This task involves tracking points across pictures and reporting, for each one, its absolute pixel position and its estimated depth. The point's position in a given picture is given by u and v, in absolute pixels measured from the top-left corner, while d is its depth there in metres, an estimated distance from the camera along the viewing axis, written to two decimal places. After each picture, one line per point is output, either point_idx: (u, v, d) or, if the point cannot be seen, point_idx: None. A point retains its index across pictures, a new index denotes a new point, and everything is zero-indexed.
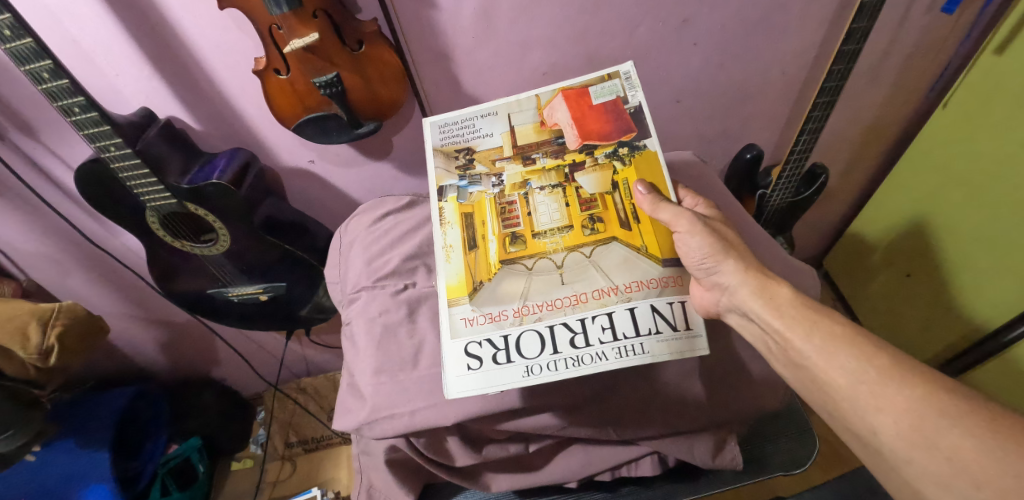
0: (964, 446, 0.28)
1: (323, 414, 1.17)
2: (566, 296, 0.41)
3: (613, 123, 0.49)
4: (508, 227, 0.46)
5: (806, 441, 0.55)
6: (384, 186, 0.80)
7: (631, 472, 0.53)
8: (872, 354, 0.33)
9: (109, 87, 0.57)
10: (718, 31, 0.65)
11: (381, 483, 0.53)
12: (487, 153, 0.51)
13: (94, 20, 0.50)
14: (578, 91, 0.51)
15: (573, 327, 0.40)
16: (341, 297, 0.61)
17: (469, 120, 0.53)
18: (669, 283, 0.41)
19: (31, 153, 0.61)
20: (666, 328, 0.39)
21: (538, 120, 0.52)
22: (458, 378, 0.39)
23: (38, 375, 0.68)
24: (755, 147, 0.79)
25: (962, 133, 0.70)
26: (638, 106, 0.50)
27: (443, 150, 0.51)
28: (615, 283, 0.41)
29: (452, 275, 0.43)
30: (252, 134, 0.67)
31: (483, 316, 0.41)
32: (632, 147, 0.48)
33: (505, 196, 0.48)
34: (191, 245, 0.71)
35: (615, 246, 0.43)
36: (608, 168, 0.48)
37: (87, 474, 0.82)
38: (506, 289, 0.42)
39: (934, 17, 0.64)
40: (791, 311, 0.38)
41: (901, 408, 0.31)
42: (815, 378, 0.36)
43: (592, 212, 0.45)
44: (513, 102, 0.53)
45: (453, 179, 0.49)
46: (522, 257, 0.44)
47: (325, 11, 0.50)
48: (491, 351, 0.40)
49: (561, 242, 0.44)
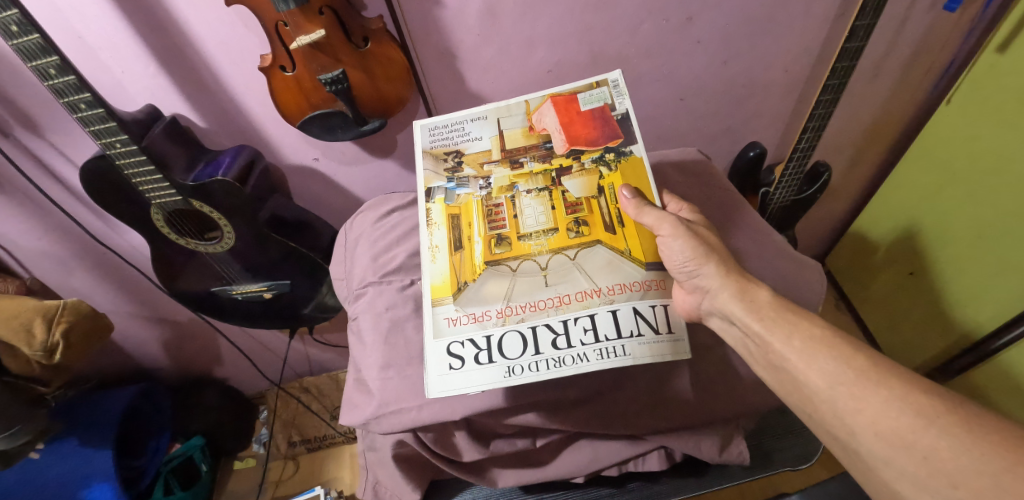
0: (940, 446, 0.28)
1: (325, 413, 1.16)
2: (548, 297, 0.41)
3: (600, 129, 0.49)
4: (494, 229, 0.46)
5: (810, 440, 0.55)
6: (388, 184, 0.80)
7: (637, 468, 0.53)
8: (850, 355, 0.33)
9: (115, 83, 0.57)
10: (721, 28, 0.66)
11: (388, 480, 0.53)
12: (476, 156, 0.51)
13: (101, 17, 0.50)
14: (566, 97, 0.51)
15: (555, 328, 0.40)
16: (347, 293, 0.61)
17: (458, 123, 0.52)
18: (651, 287, 0.42)
19: (36, 150, 0.61)
20: (649, 331, 0.40)
21: (526, 124, 0.51)
22: (439, 378, 0.39)
23: (43, 372, 0.69)
24: (758, 145, 0.80)
25: (964, 131, 0.71)
26: (625, 113, 0.49)
27: (433, 153, 0.51)
28: (598, 286, 0.42)
29: (437, 275, 0.43)
30: (257, 132, 0.67)
31: (466, 316, 0.41)
32: (619, 153, 0.48)
33: (492, 198, 0.48)
34: (196, 243, 0.71)
35: (598, 249, 0.43)
36: (595, 173, 0.48)
37: (88, 473, 0.82)
38: (490, 290, 0.42)
39: (937, 15, 0.64)
40: (770, 314, 0.38)
41: (877, 409, 0.31)
42: (795, 380, 0.35)
43: (578, 215, 0.45)
44: (502, 107, 0.53)
45: (441, 181, 0.49)
46: (506, 258, 0.44)
47: (331, 7, 0.50)
48: (473, 351, 0.40)
49: (546, 244, 0.44)
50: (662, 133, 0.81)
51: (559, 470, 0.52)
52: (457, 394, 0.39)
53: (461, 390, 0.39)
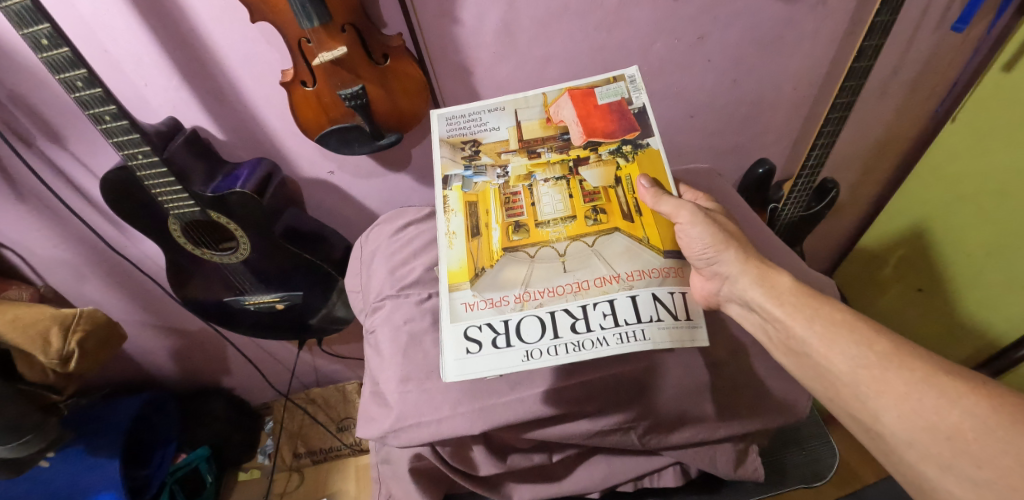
0: (963, 426, 0.28)
1: (332, 425, 1.14)
2: (567, 283, 0.42)
3: (617, 122, 0.50)
4: (512, 216, 0.46)
5: (824, 457, 0.55)
6: (402, 197, 0.81)
7: (653, 483, 0.53)
8: (873, 339, 0.34)
9: (138, 95, 0.59)
10: (731, 47, 0.67)
11: (401, 494, 0.53)
12: (493, 146, 0.51)
13: (128, 32, 0.52)
14: (584, 91, 0.52)
15: (573, 312, 0.40)
16: (363, 305, 0.62)
17: (475, 114, 0.53)
18: (670, 274, 0.42)
19: (58, 160, 0.62)
20: (668, 316, 0.40)
21: (544, 116, 0.52)
22: (457, 362, 0.38)
23: (56, 379, 0.69)
24: (768, 161, 0.80)
25: (973, 145, 0.71)
26: (641, 107, 0.50)
27: (450, 142, 0.51)
28: (616, 272, 0.42)
29: (454, 261, 0.44)
30: (275, 144, 0.68)
31: (483, 301, 0.42)
32: (635, 145, 0.49)
33: (510, 187, 0.48)
34: (211, 253, 0.72)
35: (617, 237, 0.44)
36: (611, 164, 0.48)
37: (97, 482, 0.81)
38: (507, 276, 0.43)
39: (943, 34, 0.66)
40: (791, 299, 0.39)
41: (900, 392, 0.31)
42: (817, 366, 0.36)
43: (595, 204, 0.46)
44: (520, 99, 0.54)
45: (458, 170, 0.49)
46: (524, 245, 0.44)
47: (353, 25, 0.51)
48: (490, 335, 0.40)
49: (564, 231, 0.45)
50: (674, 150, 0.81)
51: (575, 486, 0.51)
52: (475, 379, 0.38)
53: (479, 375, 0.38)
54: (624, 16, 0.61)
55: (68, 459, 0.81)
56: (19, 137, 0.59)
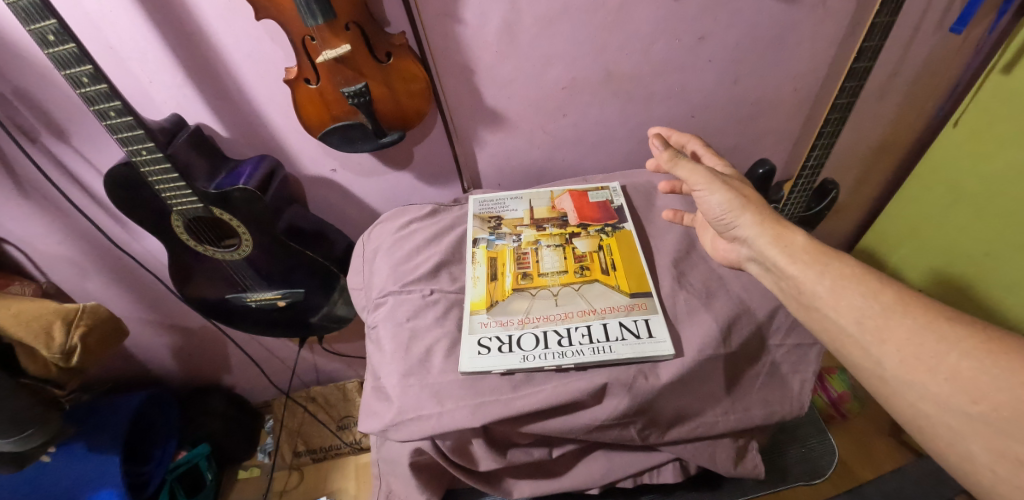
0: (961, 366, 0.30)
1: (332, 423, 1.14)
2: (557, 312, 0.52)
3: (601, 212, 0.63)
4: (521, 268, 0.57)
5: (824, 455, 0.55)
6: (404, 195, 0.81)
7: (652, 480, 0.52)
8: (878, 291, 0.35)
9: (142, 92, 0.59)
10: (732, 48, 0.68)
11: (401, 488, 0.53)
12: (512, 221, 0.64)
13: (133, 28, 0.53)
14: (580, 193, 0.67)
15: (561, 332, 0.50)
16: (366, 302, 0.62)
17: (501, 199, 0.67)
18: (635, 308, 0.51)
19: (62, 156, 0.63)
20: (632, 337, 0.48)
21: (550, 205, 0.65)
22: (470, 358, 0.48)
23: (58, 373, 0.69)
24: (767, 162, 0.77)
25: (973, 147, 0.72)
26: (620, 206, 0.64)
27: (480, 216, 0.64)
28: (593, 307, 0.52)
29: (476, 295, 0.54)
30: (277, 142, 0.68)
31: (495, 321, 0.52)
32: (615, 227, 0.61)
33: (522, 248, 0.59)
34: (213, 250, 0.72)
35: (596, 285, 0.54)
36: (597, 237, 0.60)
37: (97, 478, 0.81)
38: (515, 305, 0.53)
39: (943, 35, 0.67)
40: (803, 255, 0.39)
41: (903, 338, 0.32)
42: (824, 318, 0.37)
43: (582, 263, 0.57)
44: (536, 193, 0.68)
45: (485, 234, 0.61)
46: (530, 287, 0.55)
47: (357, 23, 0.52)
48: (497, 344, 0.49)
49: (558, 279, 0.55)
50: None
51: (575, 482, 0.51)
52: (483, 374, 0.48)
53: (487, 370, 0.48)
54: (626, 16, 0.62)
55: (68, 454, 0.81)
56: (24, 132, 0.59)
